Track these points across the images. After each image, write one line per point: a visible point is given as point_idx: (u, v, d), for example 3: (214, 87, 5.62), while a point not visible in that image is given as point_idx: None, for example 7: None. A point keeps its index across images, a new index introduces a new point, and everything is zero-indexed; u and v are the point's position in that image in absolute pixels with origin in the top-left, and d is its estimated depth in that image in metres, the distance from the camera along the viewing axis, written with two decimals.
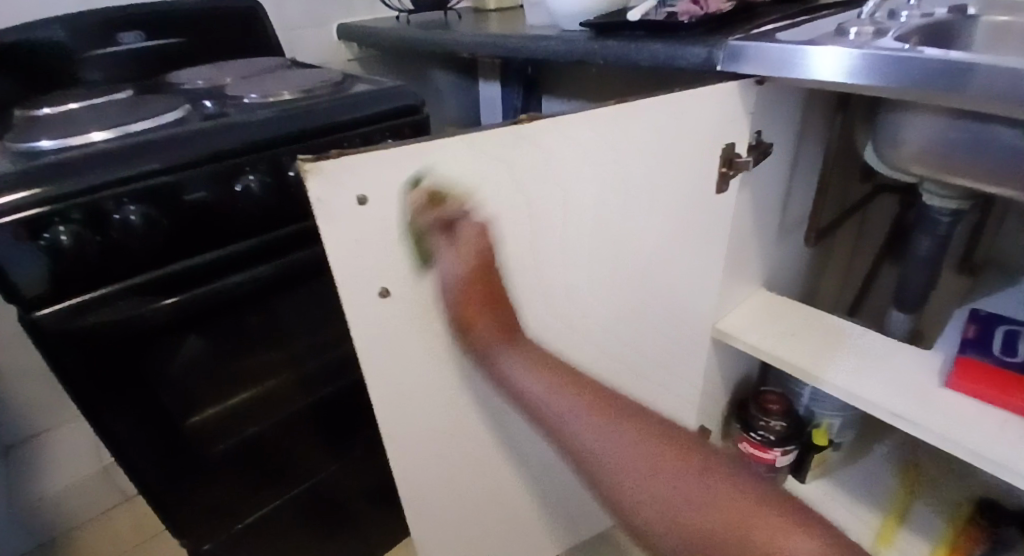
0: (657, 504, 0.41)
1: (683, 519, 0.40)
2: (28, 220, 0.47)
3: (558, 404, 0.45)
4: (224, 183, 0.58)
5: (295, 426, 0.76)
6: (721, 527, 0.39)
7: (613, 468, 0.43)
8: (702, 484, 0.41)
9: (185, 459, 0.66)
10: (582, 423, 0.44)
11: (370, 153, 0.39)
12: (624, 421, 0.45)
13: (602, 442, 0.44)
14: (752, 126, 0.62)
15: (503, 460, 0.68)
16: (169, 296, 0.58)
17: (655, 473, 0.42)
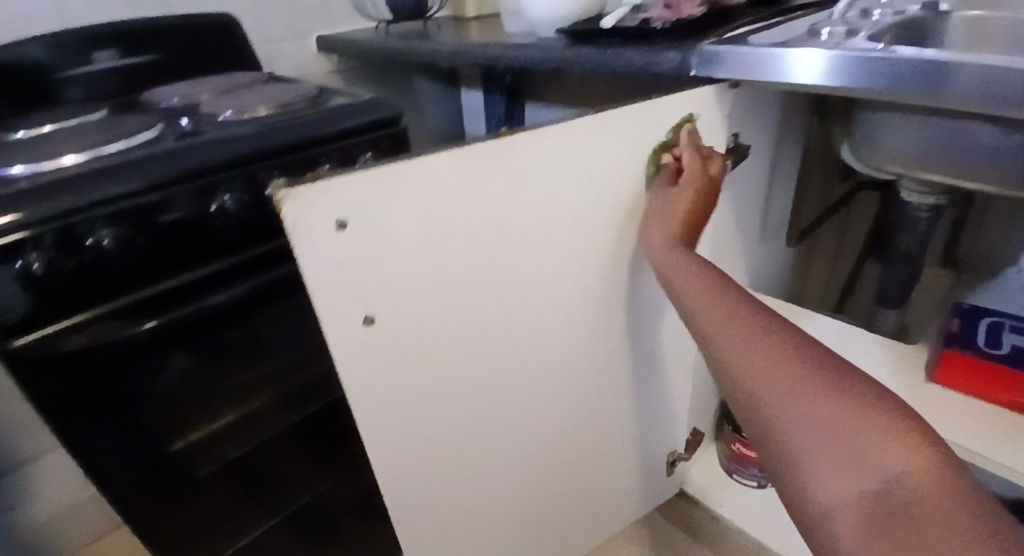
0: (765, 400, 0.40)
1: (814, 444, 0.37)
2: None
3: (720, 311, 0.47)
4: (199, 202, 0.57)
5: (282, 445, 0.75)
6: (853, 444, 0.35)
7: (750, 374, 0.42)
8: (859, 411, 0.36)
9: (169, 481, 0.66)
10: (731, 330, 0.45)
11: (346, 176, 0.38)
12: (760, 332, 0.44)
13: (755, 352, 0.43)
14: (730, 129, 0.62)
15: (494, 474, 0.67)
16: (148, 318, 0.57)
17: (786, 381, 0.39)
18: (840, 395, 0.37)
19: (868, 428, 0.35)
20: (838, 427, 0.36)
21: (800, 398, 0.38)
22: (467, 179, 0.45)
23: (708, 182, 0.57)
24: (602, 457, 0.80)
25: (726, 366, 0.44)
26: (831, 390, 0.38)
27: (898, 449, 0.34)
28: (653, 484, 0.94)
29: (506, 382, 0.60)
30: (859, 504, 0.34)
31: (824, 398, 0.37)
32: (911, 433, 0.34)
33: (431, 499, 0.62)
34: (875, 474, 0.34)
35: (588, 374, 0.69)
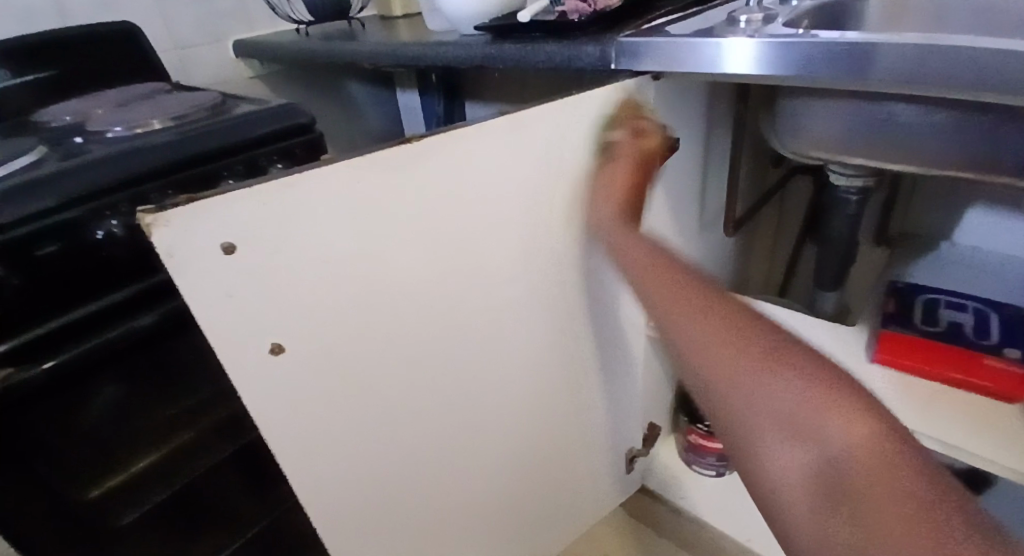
0: (707, 376, 0.37)
1: (763, 421, 0.34)
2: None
3: (651, 283, 0.44)
4: (83, 230, 0.51)
5: (215, 479, 0.70)
6: (803, 416, 0.33)
7: (691, 345, 0.39)
8: (803, 381, 0.33)
9: (83, 536, 0.60)
10: (660, 300, 0.42)
11: (227, 194, 0.35)
12: (693, 302, 0.41)
13: (690, 325, 0.39)
14: (656, 122, 0.61)
15: (440, 494, 0.64)
16: (36, 363, 0.51)
17: (722, 351, 0.37)
18: (786, 360, 0.35)
19: (818, 393, 0.33)
20: (790, 393, 0.33)
21: (746, 367, 0.35)
22: (368, 192, 0.41)
23: (638, 156, 0.54)
24: (556, 463, 0.78)
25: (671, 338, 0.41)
26: (777, 355, 0.35)
27: (848, 420, 0.31)
28: (611, 484, 0.92)
29: (443, 399, 0.57)
30: (814, 483, 0.31)
31: (775, 362, 0.35)
32: (857, 399, 0.32)
33: (371, 527, 0.59)
34: (824, 442, 0.32)
35: (531, 382, 0.66)
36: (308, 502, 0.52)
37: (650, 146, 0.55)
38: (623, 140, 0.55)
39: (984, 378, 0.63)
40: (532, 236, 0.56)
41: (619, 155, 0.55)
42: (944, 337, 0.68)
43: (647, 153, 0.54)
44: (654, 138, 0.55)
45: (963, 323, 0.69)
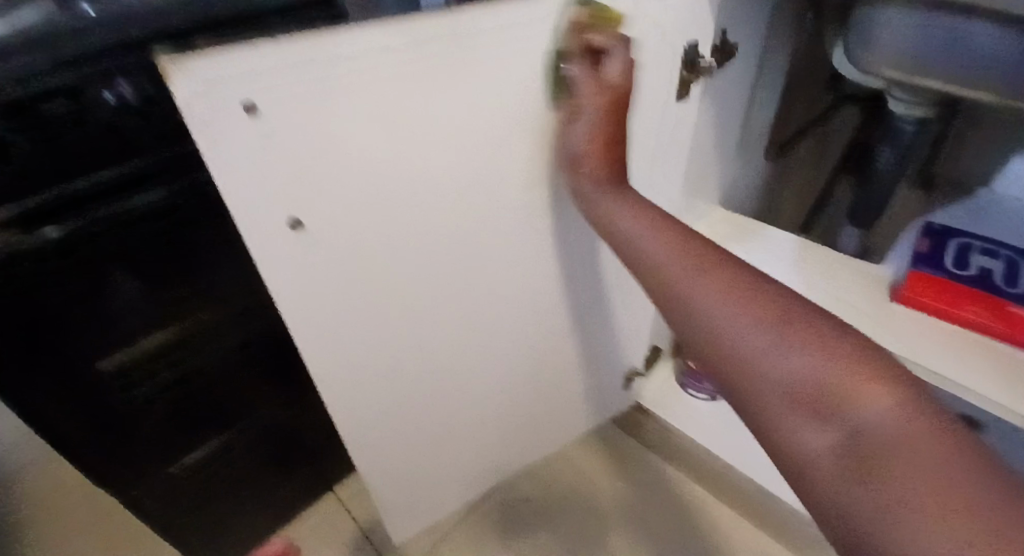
0: (735, 352, 0.39)
1: (796, 394, 0.36)
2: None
3: (679, 257, 0.44)
4: (91, 90, 0.45)
5: (225, 362, 0.71)
6: (828, 390, 0.35)
7: (721, 321, 0.40)
8: (837, 356, 0.36)
9: (99, 405, 0.61)
10: (693, 277, 0.43)
11: (252, 46, 0.30)
12: (724, 281, 0.42)
13: (724, 308, 0.40)
14: (719, 22, 0.54)
15: (445, 391, 0.67)
16: (46, 227, 0.48)
17: (756, 332, 0.38)
18: (816, 340, 0.37)
19: (846, 368, 0.35)
20: (825, 368, 0.35)
21: (780, 343, 0.37)
22: (409, 66, 0.37)
23: (617, 92, 0.46)
24: (555, 373, 0.80)
25: (694, 313, 0.42)
26: (811, 336, 0.37)
27: (876, 390, 0.34)
28: (606, 401, 0.96)
29: (457, 295, 0.57)
30: (839, 449, 0.33)
31: (806, 343, 0.37)
32: (881, 372, 0.35)
33: (379, 411, 0.61)
34: (855, 416, 0.33)
35: (545, 293, 0.67)
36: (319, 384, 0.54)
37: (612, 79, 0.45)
38: (589, 90, 0.46)
39: (997, 316, 0.64)
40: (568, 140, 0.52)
41: (582, 101, 0.46)
42: (972, 281, 0.66)
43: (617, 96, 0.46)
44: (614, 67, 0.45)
45: (993, 268, 0.68)
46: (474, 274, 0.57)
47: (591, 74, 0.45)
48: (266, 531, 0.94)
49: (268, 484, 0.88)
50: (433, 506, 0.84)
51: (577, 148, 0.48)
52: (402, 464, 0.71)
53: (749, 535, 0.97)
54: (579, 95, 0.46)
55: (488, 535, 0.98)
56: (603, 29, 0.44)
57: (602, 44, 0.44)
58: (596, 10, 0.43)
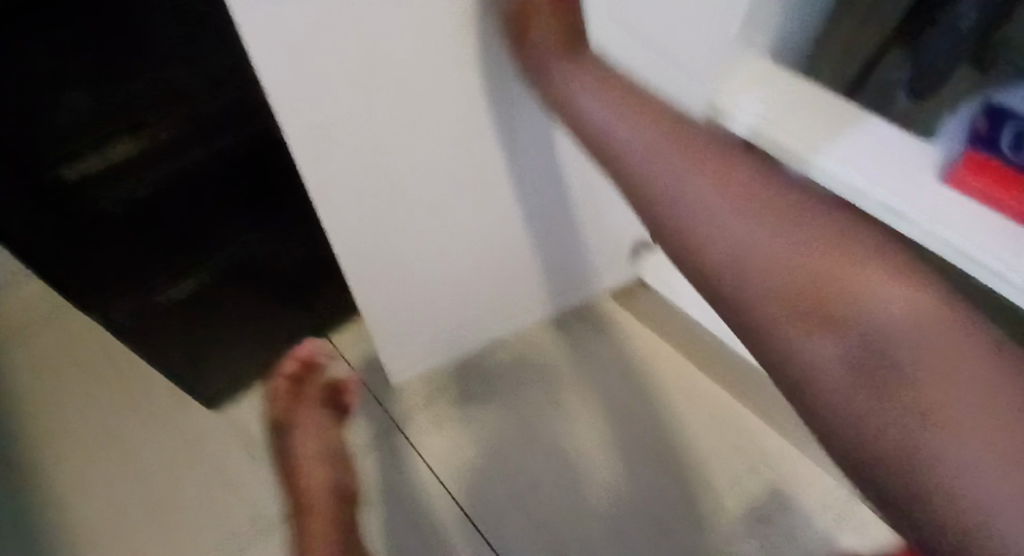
0: (727, 243, 0.35)
1: (791, 290, 0.33)
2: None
3: (643, 133, 0.40)
4: None
5: (199, 187, 0.64)
6: (823, 290, 0.33)
7: (701, 206, 0.36)
8: (830, 240, 0.34)
9: (60, 217, 0.55)
10: (662, 154, 0.39)
11: None
12: (700, 167, 0.38)
13: (693, 184, 0.37)
14: None
15: (438, 223, 0.64)
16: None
17: (734, 216, 0.36)
18: (793, 220, 0.35)
19: (839, 257, 0.34)
20: (820, 256, 0.34)
21: (766, 227, 0.35)
22: None
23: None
24: (558, 227, 0.77)
25: (668, 201, 0.38)
26: (787, 219, 0.35)
27: (886, 287, 0.32)
28: (603, 267, 0.94)
29: (458, 120, 0.52)
30: (846, 359, 0.32)
31: (788, 224, 0.35)
32: (878, 262, 0.33)
33: (370, 233, 0.60)
34: (861, 313, 0.32)
35: (555, 134, 0.60)
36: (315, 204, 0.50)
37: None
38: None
39: None
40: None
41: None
42: None
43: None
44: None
45: None
46: (484, 90, 0.50)
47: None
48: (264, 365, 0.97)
49: (264, 321, 0.88)
50: (418, 340, 0.87)
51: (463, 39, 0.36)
52: (391, 294, 0.71)
53: (720, 400, 1.02)
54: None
55: (474, 383, 1.03)
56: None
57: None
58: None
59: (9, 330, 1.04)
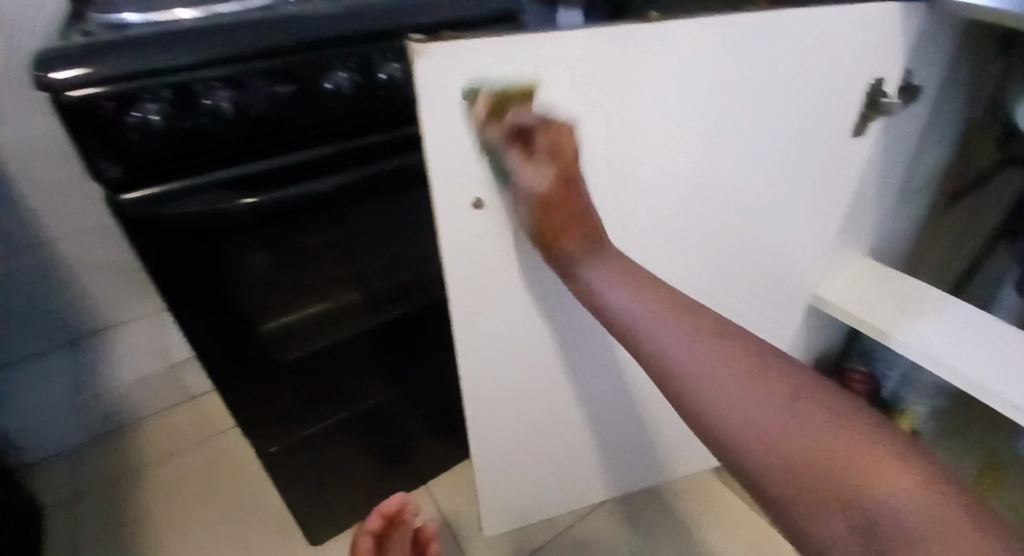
0: (757, 447, 0.35)
1: (787, 460, 0.34)
2: (68, 102, 0.44)
3: (656, 309, 0.42)
4: (314, 75, 0.52)
5: (357, 348, 0.74)
6: (826, 459, 0.32)
7: (689, 371, 0.39)
8: (806, 412, 0.35)
9: (256, 361, 0.66)
10: (665, 327, 0.41)
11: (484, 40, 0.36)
12: (681, 321, 0.41)
13: (702, 359, 0.39)
14: (905, 63, 0.55)
15: (562, 384, 0.67)
16: (245, 197, 0.54)
17: (804, 419, 0.34)
18: (806, 411, 0.35)
19: (833, 441, 0.33)
20: (808, 433, 0.34)
21: (768, 403, 0.35)
22: (618, 67, 0.41)
23: (563, 170, 0.41)
24: (671, 393, 0.78)
25: (712, 406, 0.37)
26: (799, 409, 0.35)
27: (891, 465, 0.31)
28: (711, 443, 0.91)
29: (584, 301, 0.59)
30: (850, 535, 0.31)
31: (789, 412, 0.35)
32: (881, 440, 0.32)
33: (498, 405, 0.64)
34: (873, 504, 0.31)
35: None
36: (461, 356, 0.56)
37: (566, 142, 0.40)
38: (541, 173, 0.41)
39: None
40: (721, 167, 0.52)
41: (530, 186, 0.41)
42: None
43: (569, 160, 0.41)
44: (569, 148, 0.41)
45: None
46: None
47: (549, 156, 0.40)
48: (361, 512, 0.97)
49: (374, 466, 0.90)
50: (524, 507, 0.84)
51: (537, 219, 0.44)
52: (509, 454, 0.72)
53: None
54: (528, 179, 0.40)
55: None
56: (520, 104, 0.39)
57: (524, 125, 0.39)
58: (496, 96, 0.38)
59: (136, 458, 1.13)
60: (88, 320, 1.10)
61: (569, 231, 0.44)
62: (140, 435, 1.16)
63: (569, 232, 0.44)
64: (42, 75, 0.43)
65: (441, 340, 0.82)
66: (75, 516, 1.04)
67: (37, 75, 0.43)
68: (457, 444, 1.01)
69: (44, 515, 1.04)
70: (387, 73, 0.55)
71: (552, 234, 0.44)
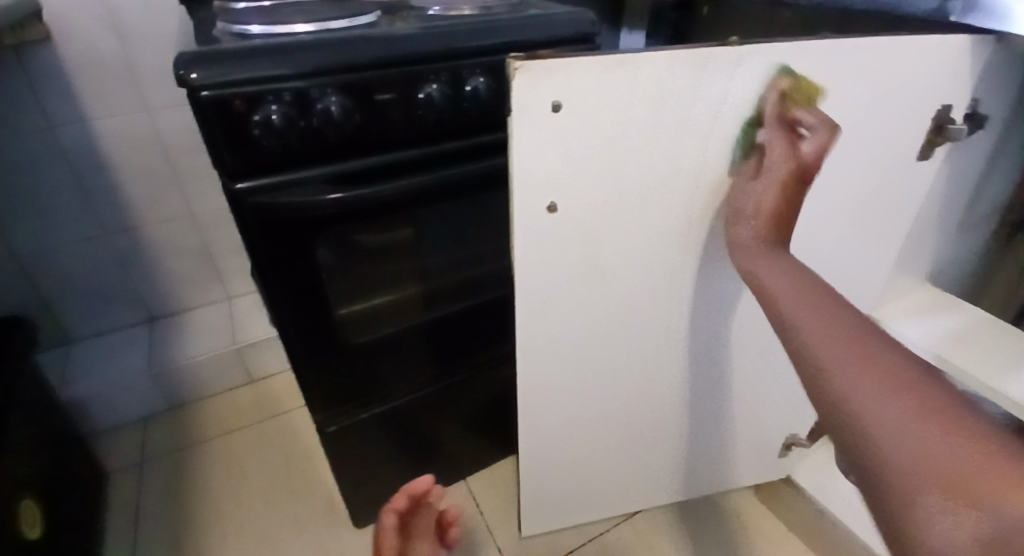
0: (867, 430, 0.35)
1: (903, 459, 0.33)
2: (205, 99, 0.51)
3: (799, 295, 0.44)
4: (411, 87, 0.59)
5: (417, 341, 0.79)
6: (941, 478, 0.31)
7: (813, 352, 0.40)
8: (935, 420, 0.33)
9: (330, 346, 0.72)
10: (796, 308, 0.43)
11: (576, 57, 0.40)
12: (818, 310, 0.42)
13: (828, 339, 0.40)
14: (974, 92, 0.56)
15: (613, 389, 0.69)
16: (338, 192, 0.61)
17: (938, 428, 0.33)
18: (930, 407, 0.34)
19: (965, 451, 0.31)
20: (929, 437, 0.33)
21: (888, 394, 0.35)
22: (694, 86, 0.45)
23: (802, 166, 0.47)
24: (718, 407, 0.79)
25: (820, 375, 0.39)
26: (923, 403, 0.34)
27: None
28: (753, 462, 0.90)
29: (645, 312, 0.61)
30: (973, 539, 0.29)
31: (913, 405, 0.34)
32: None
33: (548, 403, 0.67)
34: (993, 511, 0.29)
35: (706, 326, 0.66)
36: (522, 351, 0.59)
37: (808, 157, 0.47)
38: (788, 155, 0.47)
39: None
40: None
41: (775, 158, 0.47)
42: None
43: (812, 164, 0.47)
44: (817, 155, 0.47)
45: None
46: (652, 294, 0.59)
47: (809, 149, 0.47)
48: None
49: (417, 456, 0.94)
50: (563, 508, 0.86)
51: (751, 194, 0.49)
52: (554, 453, 0.74)
53: None
54: (780, 152, 0.47)
55: None
56: (808, 106, 0.48)
57: (804, 119, 0.47)
58: (799, 85, 0.47)
59: (197, 432, 1.20)
60: (168, 302, 1.27)
61: (777, 221, 0.49)
62: (200, 413, 1.23)
63: (778, 220, 0.49)
64: (183, 75, 0.50)
65: (494, 339, 0.87)
66: (137, 482, 1.10)
67: (179, 75, 0.50)
68: (498, 443, 1.05)
69: (110, 480, 1.11)
70: (472, 86, 0.62)
71: (754, 217, 0.49)
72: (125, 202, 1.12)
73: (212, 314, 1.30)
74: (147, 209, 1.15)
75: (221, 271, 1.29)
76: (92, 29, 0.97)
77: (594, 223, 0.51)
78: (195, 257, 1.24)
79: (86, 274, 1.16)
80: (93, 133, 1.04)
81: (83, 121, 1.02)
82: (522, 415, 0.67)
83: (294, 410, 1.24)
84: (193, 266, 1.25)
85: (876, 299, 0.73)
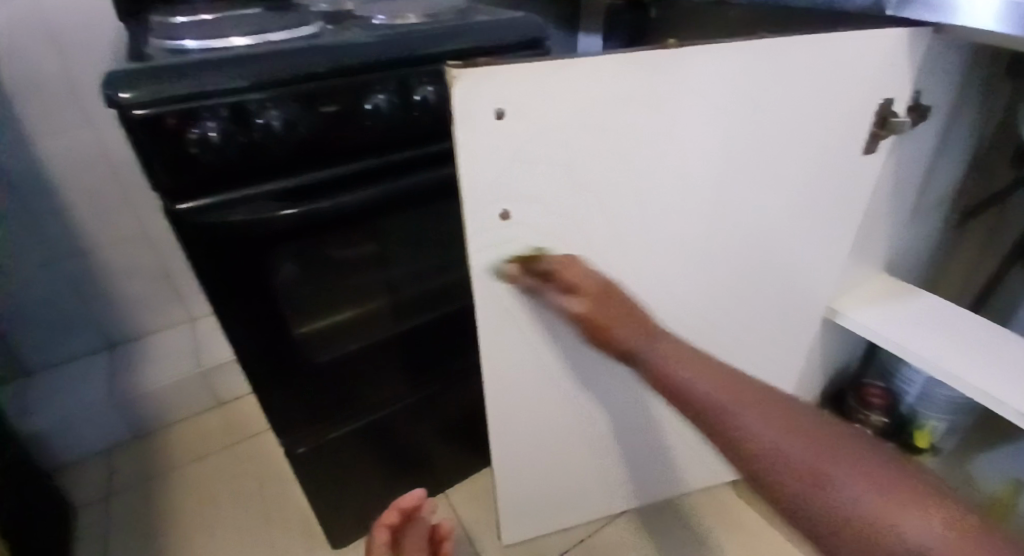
0: (803, 495, 0.38)
1: (836, 510, 0.36)
2: (136, 118, 0.49)
3: (708, 378, 0.45)
4: (356, 97, 0.58)
5: (382, 355, 0.78)
6: (867, 525, 0.35)
7: (742, 433, 0.41)
8: (853, 475, 0.37)
9: (291, 365, 0.70)
10: (713, 389, 0.44)
11: (513, 63, 0.39)
12: (735, 388, 0.44)
13: (752, 418, 0.41)
14: (915, 84, 0.57)
15: (583, 393, 0.69)
16: (286, 208, 0.59)
17: (853, 478, 0.37)
18: (847, 459, 0.38)
19: (880, 491, 0.36)
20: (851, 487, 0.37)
21: (812, 456, 0.39)
22: (635, 88, 0.44)
23: (602, 293, 0.49)
24: None
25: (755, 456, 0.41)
26: (839, 456, 0.38)
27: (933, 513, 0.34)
28: None
29: None
30: None
31: (833, 460, 0.38)
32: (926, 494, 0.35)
33: (516, 412, 0.66)
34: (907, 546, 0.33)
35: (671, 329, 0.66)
36: (485, 362, 0.58)
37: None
38: (573, 299, 0.49)
39: None
40: (734, 184, 0.55)
41: (569, 307, 0.50)
42: None
43: (599, 292, 0.49)
44: (582, 276, 0.49)
45: None
46: None
47: (570, 288, 0.49)
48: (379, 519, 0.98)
49: (392, 472, 0.92)
50: (540, 515, 0.85)
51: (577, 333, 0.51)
52: (527, 461, 0.74)
53: None
54: (562, 302, 0.50)
55: None
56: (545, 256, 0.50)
57: (548, 269, 0.50)
58: (521, 257, 0.50)
59: (164, 459, 1.16)
60: (129, 327, 1.23)
61: (624, 325, 0.49)
62: (167, 440, 1.20)
63: (618, 326, 0.48)
64: (111, 94, 0.48)
65: (463, 348, 0.86)
66: (102, 517, 1.06)
67: (107, 94, 0.48)
68: (475, 453, 1.04)
69: (75, 515, 1.07)
70: (421, 94, 0.61)
71: (604, 332, 0.49)
72: (77, 226, 1.08)
73: (176, 338, 1.26)
74: (99, 233, 1.11)
75: (183, 292, 1.25)
76: (28, 49, 0.93)
77: (549, 232, 0.50)
78: (154, 279, 1.20)
79: (37, 303, 1.11)
80: (36, 157, 1.00)
81: (25, 145, 0.98)
82: (492, 425, 0.66)
83: (266, 431, 1.21)
84: (153, 289, 1.22)
85: (835, 290, 0.73)
